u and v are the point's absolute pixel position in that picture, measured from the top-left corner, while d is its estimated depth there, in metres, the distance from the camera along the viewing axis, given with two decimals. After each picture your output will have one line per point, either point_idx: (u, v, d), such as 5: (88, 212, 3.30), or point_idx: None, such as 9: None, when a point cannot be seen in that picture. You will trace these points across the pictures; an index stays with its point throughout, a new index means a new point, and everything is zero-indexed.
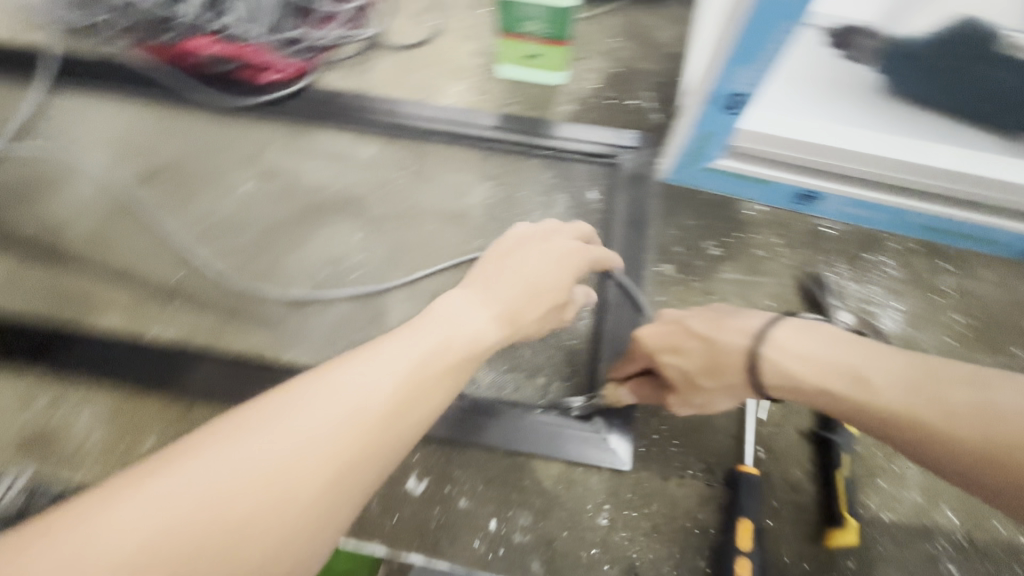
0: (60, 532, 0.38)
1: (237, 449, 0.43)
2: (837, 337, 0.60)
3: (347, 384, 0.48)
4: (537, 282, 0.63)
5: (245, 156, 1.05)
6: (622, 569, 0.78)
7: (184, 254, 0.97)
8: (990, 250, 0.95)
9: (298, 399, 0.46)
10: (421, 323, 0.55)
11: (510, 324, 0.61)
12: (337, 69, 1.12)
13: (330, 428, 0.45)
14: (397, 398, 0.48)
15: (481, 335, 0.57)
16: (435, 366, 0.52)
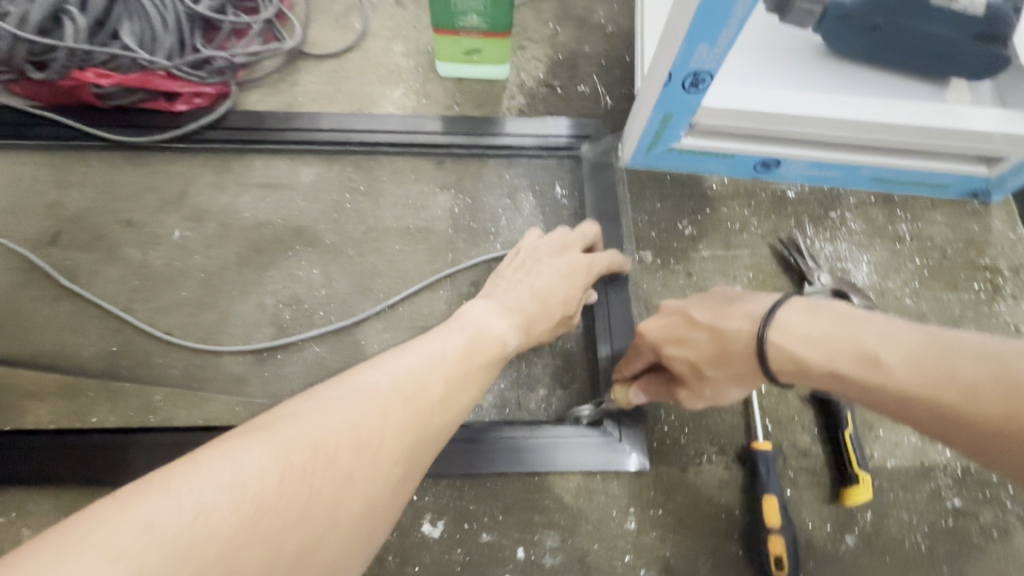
0: (73, 538, 0.33)
1: (271, 442, 0.42)
2: (844, 315, 0.56)
3: (344, 402, 0.47)
4: (527, 308, 0.69)
5: (168, 197, 0.92)
6: (659, 571, 0.75)
7: (114, 320, 0.84)
8: (934, 193, 1.00)
9: (325, 397, 0.47)
10: (413, 349, 0.56)
11: (527, 335, 0.70)
12: (259, 87, 1.01)
13: (329, 445, 0.43)
14: (415, 394, 0.51)
15: (497, 354, 0.63)
16: (429, 386, 0.53)
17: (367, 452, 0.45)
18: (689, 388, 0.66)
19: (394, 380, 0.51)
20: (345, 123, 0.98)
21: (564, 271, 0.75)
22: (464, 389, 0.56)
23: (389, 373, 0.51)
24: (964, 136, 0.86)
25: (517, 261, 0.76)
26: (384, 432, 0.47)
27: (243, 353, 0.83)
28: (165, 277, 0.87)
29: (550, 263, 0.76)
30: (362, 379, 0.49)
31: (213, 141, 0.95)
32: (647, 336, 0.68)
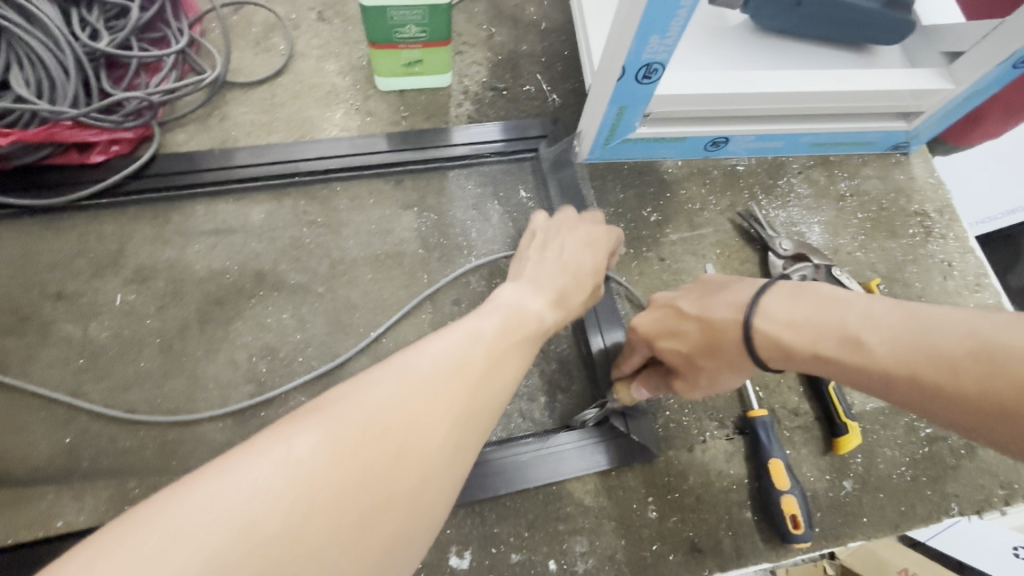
0: (137, 520, 0.33)
1: (322, 417, 0.39)
2: (826, 295, 0.53)
3: (390, 383, 0.43)
4: (555, 294, 0.65)
5: (102, 261, 0.83)
6: (686, 552, 0.77)
7: (64, 408, 0.75)
8: (864, 150, 1.08)
9: (372, 377, 0.44)
10: (459, 325, 0.52)
11: (566, 310, 0.66)
12: (185, 126, 0.93)
13: (377, 427, 0.40)
14: (458, 367, 0.47)
15: (536, 330, 0.58)
16: (477, 365, 0.48)
17: (417, 437, 0.41)
18: (684, 378, 0.64)
19: (443, 359, 0.47)
20: (289, 152, 0.91)
21: (587, 238, 0.73)
22: (511, 362, 0.52)
23: (435, 351, 0.47)
24: (889, 96, 0.92)
25: (535, 243, 0.72)
26: (433, 412, 0.43)
27: (221, 418, 0.77)
28: (115, 350, 0.79)
29: (569, 236, 0.72)
30: (411, 358, 0.46)
31: (144, 192, 0.87)
32: (639, 329, 0.67)
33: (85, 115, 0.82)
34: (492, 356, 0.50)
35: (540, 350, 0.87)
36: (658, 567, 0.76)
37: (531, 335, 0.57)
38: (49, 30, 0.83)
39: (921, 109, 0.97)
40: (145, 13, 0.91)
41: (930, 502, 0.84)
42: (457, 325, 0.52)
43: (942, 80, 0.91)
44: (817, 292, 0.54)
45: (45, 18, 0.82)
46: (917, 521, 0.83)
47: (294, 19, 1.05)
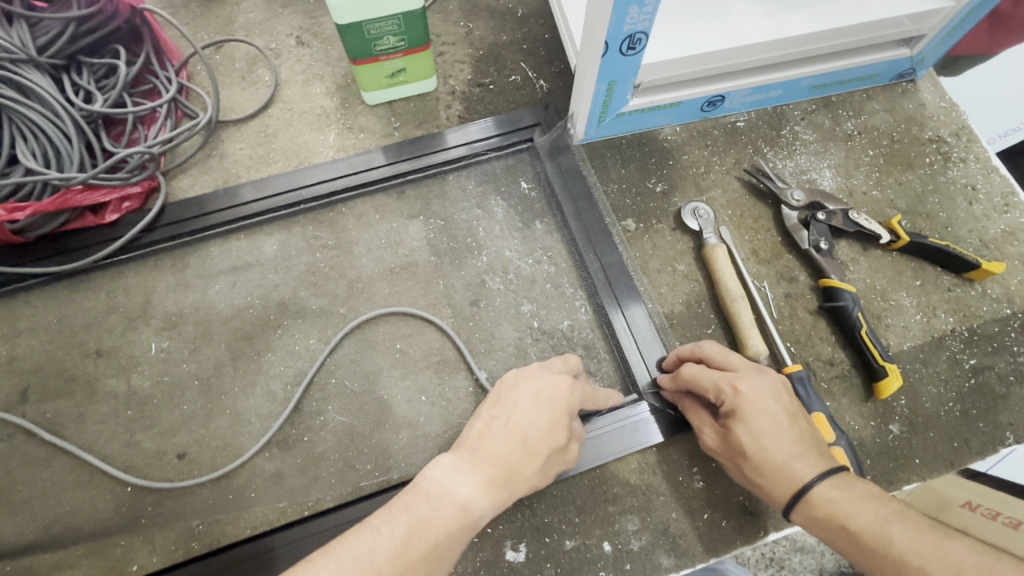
0: None
1: (322, 566, 0.46)
2: (954, 534, 0.51)
3: (403, 517, 0.50)
4: (509, 454, 0.55)
5: (132, 313, 0.86)
6: (738, 516, 0.77)
7: (121, 459, 0.79)
8: (867, 83, 1.05)
9: (378, 522, 0.50)
10: (475, 443, 0.56)
11: (508, 489, 0.54)
12: (188, 171, 0.95)
13: (391, 565, 0.47)
14: (449, 516, 0.51)
15: (462, 525, 0.51)
16: (490, 482, 0.54)
17: (426, 564, 0.48)
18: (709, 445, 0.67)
19: (454, 493, 0.52)
20: (291, 180, 0.93)
21: (542, 398, 0.59)
22: (524, 479, 0.55)
23: (449, 480, 0.53)
24: (885, 25, 0.89)
25: (492, 393, 0.62)
26: (441, 541, 0.49)
27: (268, 447, 0.79)
28: (159, 397, 0.82)
29: (526, 386, 0.61)
30: (425, 490, 0.53)
31: (160, 242, 0.89)
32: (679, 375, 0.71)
33: (93, 178, 0.84)
34: (503, 475, 0.54)
35: (565, 337, 0.87)
36: (713, 534, 0.76)
37: (553, 452, 0.58)
38: (45, 101, 0.86)
39: (921, 33, 0.94)
40: (133, 68, 0.94)
41: (983, 434, 0.82)
42: (475, 439, 0.57)
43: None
44: (811, 428, 0.62)
45: (41, 91, 0.84)
46: (972, 455, 0.81)
47: (275, 48, 1.06)
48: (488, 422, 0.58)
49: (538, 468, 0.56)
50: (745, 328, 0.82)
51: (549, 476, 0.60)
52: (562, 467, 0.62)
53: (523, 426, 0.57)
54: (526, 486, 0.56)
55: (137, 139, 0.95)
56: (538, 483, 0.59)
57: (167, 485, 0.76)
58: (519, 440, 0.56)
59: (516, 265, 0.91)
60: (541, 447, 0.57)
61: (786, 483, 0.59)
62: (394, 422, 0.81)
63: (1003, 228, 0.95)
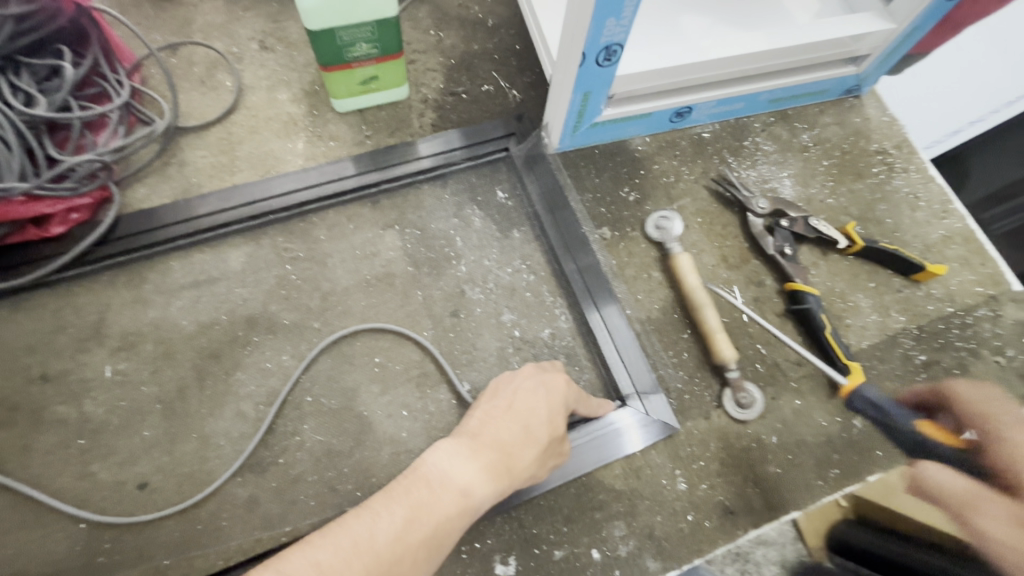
0: None
1: (319, 551, 0.44)
2: None
3: (403, 501, 0.48)
4: (510, 440, 0.56)
5: (83, 334, 0.80)
6: (719, 516, 0.79)
7: (73, 494, 0.72)
8: (819, 98, 1.11)
9: (376, 507, 0.48)
10: (476, 430, 0.57)
11: (510, 474, 0.55)
12: (144, 180, 0.89)
13: (390, 550, 0.45)
14: (449, 501, 0.50)
15: (460, 511, 0.50)
16: (494, 466, 0.54)
17: (426, 548, 0.47)
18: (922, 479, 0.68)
19: (458, 478, 0.51)
20: (258, 190, 0.89)
21: (543, 385, 0.62)
22: (525, 464, 0.56)
23: (450, 465, 0.52)
24: (835, 44, 0.95)
25: (487, 389, 0.64)
26: (442, 525, 0.48)
27: (239, 472, 0.75)
28: (116, 424, 0.76)
29: (524, 381, 0.63)
30: (425, 475, 0.51)
31: (113, 256, 0.83)
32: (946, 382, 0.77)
33: (37, 188, 0.78)
34: (506, 458, 0.55)
35: (546, 346, 0.87)
36: (697, 535, 0.78)
37: (551, 441, 0.59)
38: None
39: (867, 52, 1.00)
40: (79, 69, 0.87)
41: None
42: (476, 427, 0.57)
43: (881, 21, 0.94)
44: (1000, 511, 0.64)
45: None
46: None
47: (237, 52, 1.02)
48: (488, 412, 0.59)
49: (537, 455, 0.57)
50: (715, 333, 0.85)
51: (545, 469, 0.61)
52: (555, 463, 0.64)
53: (525, 412, 0.59)
54: (524, 472, 0.56)
55: (85, 146, 0.89)
56: (535, 474, 0.59)
57: (126, 518, 0.70)
58: (522, 425, 0.58)
59: (495, 274, 0.91)
60: (541, 435, 0.58)
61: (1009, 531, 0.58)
62: (375, 439, 0.78)
63: (942, 233, 1.03)
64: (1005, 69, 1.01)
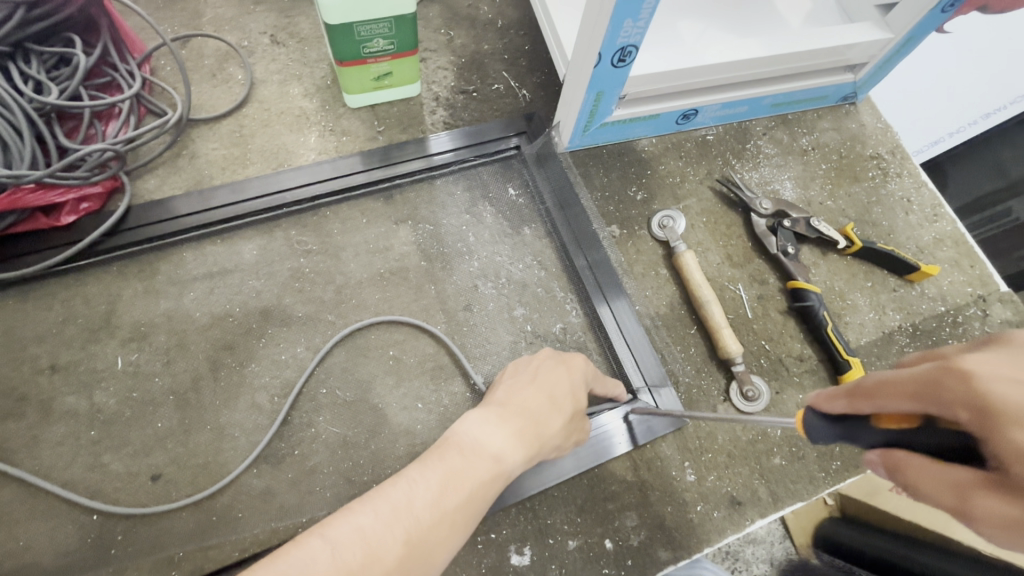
0: None
1: (363, 517, 0.44)
2: None
3: (438, 467, 0.49)
4: (537, 408, 0.58)
5: (94, 324, 0.79)
6: (727, 506, 0.81)
7: (85, 485, 0.72)
8: (818, 104, 1.14)
9: (412, 474, 0.48)
10: (503, 401, 0.59)
11: (540, 441, 0.56)
12: (154, 171, 0.89)
13: (430, 514, 0.46)
14: (484, 465, 0.50)
15: (494, 476, 0.51)
16: (523, 433, 0.55)
17: (464, 511, 0.48)
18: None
19: (490, 444, 0.52)
20: (271, 183, 0.89)
21: (563, 361, 0.65)
22: (552, 432, 0.58)
23: (481, 433, 0.53)
24: (836, 52, 0.98)
25: (507, 368, 0.67)
26: (478, 489, 0.49)
27: (255, 464, 0.74)
28: (128, 415, 0.75)
29: (543, 359, 0.66)
30: (458, 442, 0.52)
31: (125, 247, 0.83)
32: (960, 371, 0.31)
33: (49, 176, 0.77)
34: (536, 426, 0.57)
35: (557, 341, 0.89)
36: (705, 525, 0.80)
37: (575, 411, 0.62)
38: None
39: (864, 60, 1.04)
40: (89, 58, 0.87)
41: None
42: (502, 398, 0.59)
43: (880, 30, 0.97)
44: None
45: None
46: None
47: (248, 46, 1.01)
48: (511, 385, 0.62)
49: (563, 424, 0.59)
50: (720, 329, 0.87)
51: (569, 440, 0.63)
52: (579, 439, 0.66)
53: (549, 384, 0.62)
54: (552, 440, 0.58)
55: (94, 136, 0.88)
56: (561, 444, 0.61)
57: (140, 509, 0.70)
58: (547, 395, 0.60)
59: (507, 269, 0.92)
60: (565, 404, 0.60)
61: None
62: (390, 431, 0.79)
63: (934, 235, 1.07)
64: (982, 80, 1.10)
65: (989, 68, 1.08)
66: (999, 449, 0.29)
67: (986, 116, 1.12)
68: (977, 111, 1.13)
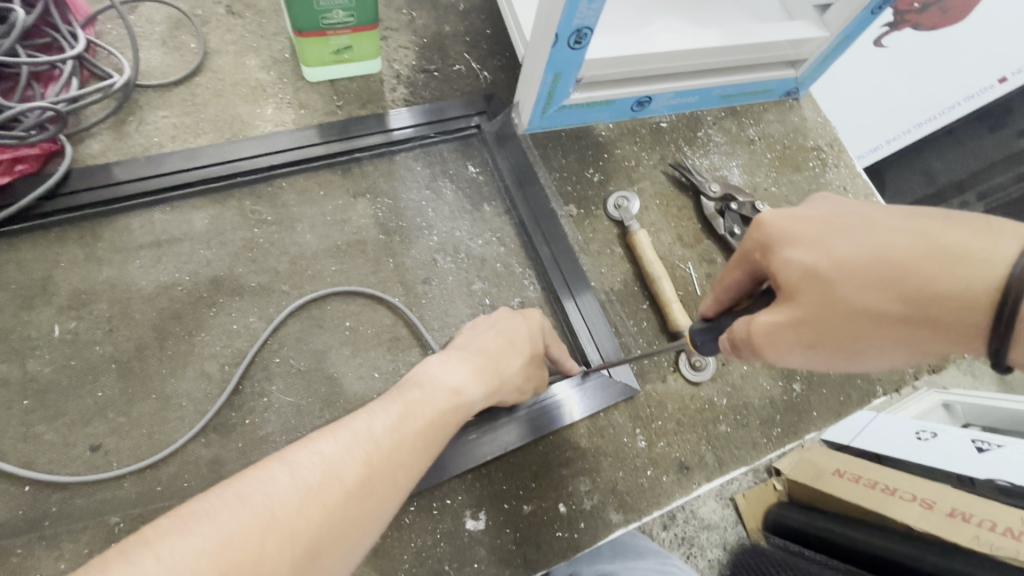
0: (197, 503, 0.42)
1: (325, 440, 0.49)
2: None
3: (400, 399, 0.56)
4: (494, 351, 0.67)
5: (28, 292, 0.76)
6: (675, 471, 0.85)
7: (16, 455, 0.69)
8: (764, 98, 1.21)
9: (372, 406, 0.54)
10: (462, 347, 0.67)
11: (495, 381, 0.65)
12: (98, 136, 0.86)
13: (392, 437, 0.52)
14: (444, 396, 0.59)
15: (453, 407, 0.59)
16: (480, 371, 0.64)
17: (424, 436, 0.54)
18: (820, 301, 0.47)
19: (449, 381, 0.61)
20: (223, 151, 0.87)
21: (521, 314, 0.74)
22: (508, 371, 0.67)
23: (442, 373, 0.61)
24: (778, 47, 1.04)
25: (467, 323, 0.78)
26: (438, 415, 0.57)
27: (202, 433, 0.73)
28: (65, 384, 0.73)
29: (499, 313, 0.74)
30: (420, 379, 0.60)
31: (64, 212, 0.80)
32: (758, 223, 0.52)
33: None
34: (493, 367, 0.66)
35: None
36: (655, 489, 0.83)
37: (531, 356, 0.71)
38: None
39: (804, 56, 1.10)
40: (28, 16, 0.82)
41: (861, 389, 0.96)
42: (460, 345, 0.67)
43: (816, 28, 1.03)
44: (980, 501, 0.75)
45: None
46: (853, 406, 0.95)
47: (202, 15, 0.99)
48: (466, 334, 0.70)
49: (520, 364, 0.69)
50: (669, 303, 0.91)
51: (527, 383, 0.72)
52: (539, 385, 0.75)
53: (509, 330, 0.71)
54: (507, 379, 0.67)
55: (31, 97, 0.84)
56: (519, 384, 0.70)
57: (78, 478, 0.68)
58: (506, 338, 0.69)
59: (466, 245, 0.93)
60: (523, 346, 0.70)
61: (980, 270, 0.41)
62: (343, 401, 0.78)
63: None
64: (915, 93, 1.19)
65: (922, 81, 1.19)
66: (776, 264, 0.50)
67: (919, 126, 1.20)
68: (910, 121, 1.20)
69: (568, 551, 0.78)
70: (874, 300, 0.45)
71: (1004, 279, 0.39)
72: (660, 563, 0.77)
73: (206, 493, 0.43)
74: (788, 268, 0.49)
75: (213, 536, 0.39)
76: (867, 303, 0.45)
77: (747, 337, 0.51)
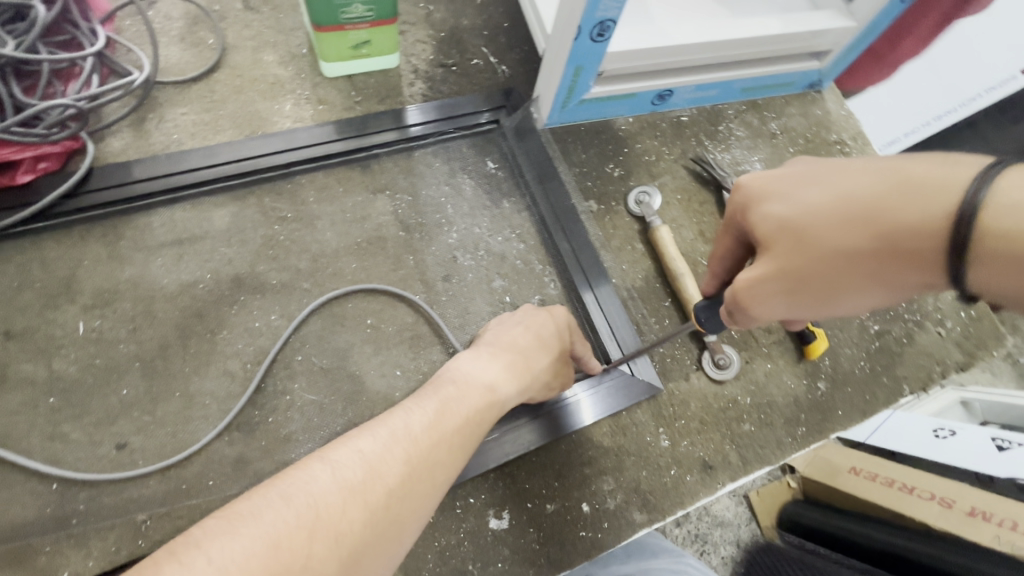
0: (242, 504, 0.41)
1: (363, 439, 0.48)
2: None
3: (434, 396, 0.56)
4: (524, 348, 0.66)
5: (53, 290, 0.76)
6: (700, 470, 0.84)
7: (43, 453, 0.69)
8: (786, 90, 1.18)
9: (406, 403, 0.54)
10: (492, 343, 0.66)
11: (525, 380, 0.64)
12: (118, 134, 0.86)
13: (429, 435, 0.51)
14: (476, 393, 0.58)
15: (486, 405, 0.58)
16: (512, 368, 0.63)
17: (460, 433, 0.54)
18: (791, 252, 0.46)
19: (482, 378, 0.60)
20: (242, 149, 0.86)
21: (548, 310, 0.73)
22: (538, 367, 0.67)
23: (473, 370, 0.61)
24: (803, 39, 1.01)
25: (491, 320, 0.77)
26: (473, 413, 0.56)
27: (226, 432, 0.73)
28: (91, 383, 0.73)
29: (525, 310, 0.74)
30: (452, 376, 0.59)
31: (86, 210, 0.80)
32: (736, 187, 0.53)
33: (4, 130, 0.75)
34: (524, 364, 0.65)
35: None
36: (679, 489, 0.82)
37: (560, 352, 0.70)
38: None
39: (829, 47, 1.08)
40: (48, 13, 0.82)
41: (887, 388, 0.93)
42: (488, 341, 0.67)
43: (842, 19, 1.01)
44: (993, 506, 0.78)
45: None
46: (879, 406, 0.93)
47: (219, 11, 0.98)
48: (492, 331, 0.70)
49: (549, 361, 0.68)
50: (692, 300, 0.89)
51: (556, 382, 0.71)
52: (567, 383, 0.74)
53: (538, 326, 0.70)
54: (538, 376, 0.66)
55: (52, 95, 0.84)
56: (549, 381, 0.69)
57: (104, 477, 0.68)
58: (535, 335, 0.68)
59: (486, 242, 0.92)
60: (551, 342, 0.69)
61: (943, 201, 0.37)
62: (366, 399, 0.78)
63: None
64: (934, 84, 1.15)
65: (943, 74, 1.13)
66: (754, 221, 0.50)
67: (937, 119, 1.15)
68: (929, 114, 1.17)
69: (591, 551, 0.77)
70: (838, 243, 0.43)
71: (959, 203, 0.36)
72: (674, 564, 0.78)
73: (249, 494, 0.42)
74: (762, 223, 0.49)
75: (261, 537, 0.39)
76: (830, 246, 0.43)
77: (730, 298, 0.51)
